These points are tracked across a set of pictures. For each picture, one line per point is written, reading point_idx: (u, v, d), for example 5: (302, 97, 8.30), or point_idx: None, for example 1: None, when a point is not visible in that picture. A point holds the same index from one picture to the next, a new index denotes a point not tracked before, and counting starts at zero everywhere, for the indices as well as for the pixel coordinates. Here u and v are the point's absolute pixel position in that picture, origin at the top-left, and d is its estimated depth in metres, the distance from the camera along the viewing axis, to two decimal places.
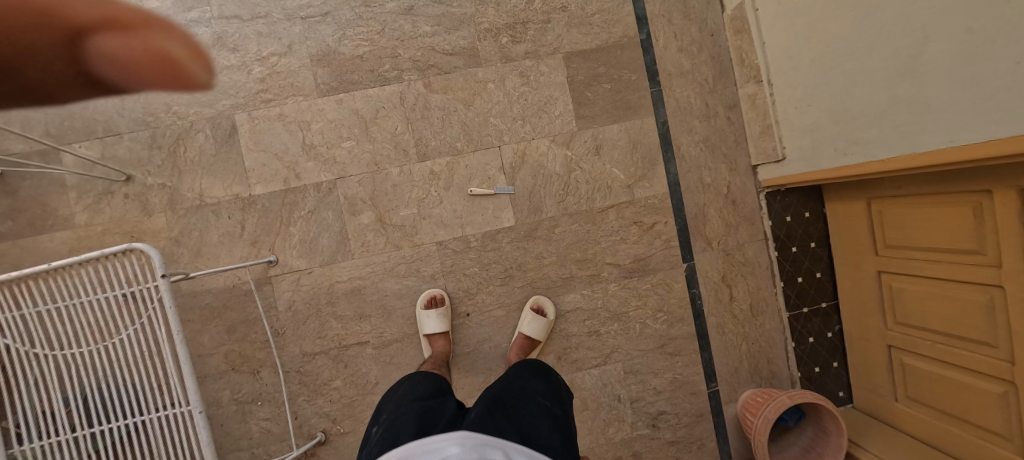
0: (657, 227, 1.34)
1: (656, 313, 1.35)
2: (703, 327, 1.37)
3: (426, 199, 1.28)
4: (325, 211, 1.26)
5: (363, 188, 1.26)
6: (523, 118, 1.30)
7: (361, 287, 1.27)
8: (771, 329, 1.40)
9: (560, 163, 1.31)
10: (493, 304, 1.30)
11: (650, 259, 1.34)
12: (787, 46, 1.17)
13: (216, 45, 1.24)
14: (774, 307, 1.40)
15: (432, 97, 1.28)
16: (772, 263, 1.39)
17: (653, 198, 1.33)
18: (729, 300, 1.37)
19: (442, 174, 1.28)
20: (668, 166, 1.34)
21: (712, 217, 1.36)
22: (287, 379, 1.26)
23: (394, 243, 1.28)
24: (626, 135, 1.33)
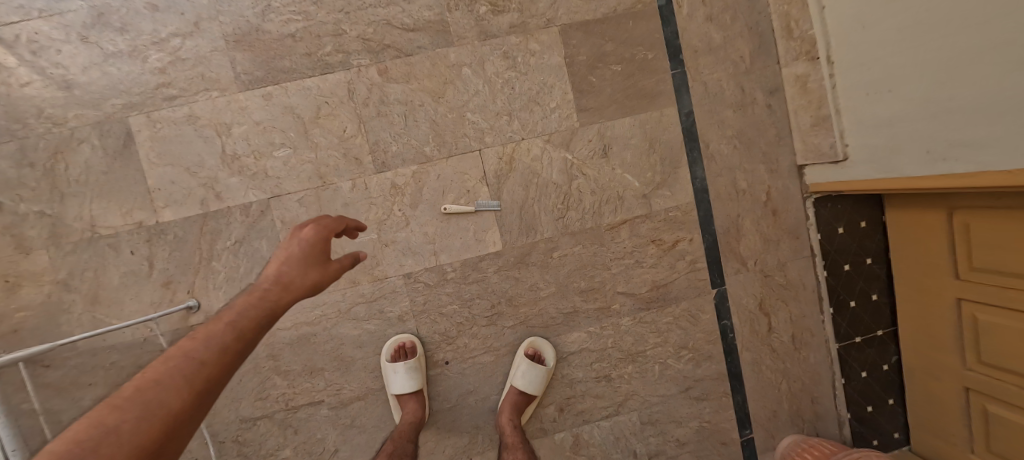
0: (680, 246, 1.07)
1: (680, 351, 1.10)
2: (736, 364, 1.12)
3: (388, 220, 1.00)
4: (257, 240, 0.98)
5: (305, 209, 0.98)
6: (510, 113, 1.01)
7: (310, 335, 1.00)
8: (816, 363, 1.16)
9: (559, 169, 1.03)
10: (479, 349, 1.04)
11: (671, 286, 1.08)
12: (858, 12, 0.88)
13: (97, 24, 0.93)
14: (820, 337, 1.15)
15: (390, 88, 0.98)
16: (820, 284, 1.13)
17: (675, 209, 1.06)
18: (767, 331, 1.13)
19: (408, 188, 1.00)
20: (694, 169, 1.06)
21: (748, 230, 1.09)
22: (221, 452, 1.01)
23: (349, 278, 1.00)
24: (642, 130, 1.04)
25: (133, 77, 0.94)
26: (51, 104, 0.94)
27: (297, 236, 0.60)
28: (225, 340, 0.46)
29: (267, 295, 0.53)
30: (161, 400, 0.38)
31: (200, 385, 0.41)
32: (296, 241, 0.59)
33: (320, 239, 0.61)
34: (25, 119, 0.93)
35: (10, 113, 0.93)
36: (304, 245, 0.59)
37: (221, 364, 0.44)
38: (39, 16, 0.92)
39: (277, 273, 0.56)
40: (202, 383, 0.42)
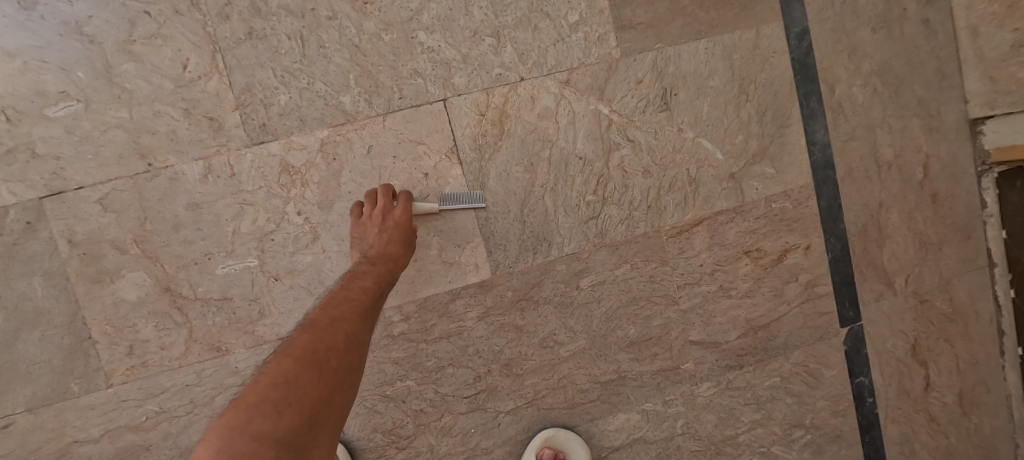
0: (790, 259, 0.64)
1: (791, 434, 0.66)
2: (876, 446, 0.69)
3: (281, 232, 0.54)
4: (20, 279, 0.51)
5: (115, 218, 0.52)
6: (497, 31, 0.56)
7: (141, 450, 0.54)
8: (993, 434, 0.73)
9: (586, 133, 0.58)
10: (456, 452, 0.59)
11: (777, 327, 0.64)
12: None
13: None
14: (999, 394, 0.73)
15: None
16: (999, 312, 0.71)
17: (781, 198, 0.63)
18: (923, 390, 0.70)
19: (314, 173, 0.54)
20: (812, 129, 0.63)
21: (896, 228, 0.66)
22: None
23: (211, 341, 0.54)
24: (727, 63, 0.60)
25: None
26: None
27: (387, 216, 0.51)
28: (357, 319, 0.40)
29: (379, 271, 0.47)
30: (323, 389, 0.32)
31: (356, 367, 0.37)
32: (387, 220, 0.50)
33: (405, 217, 0.52)
34: None
35: None
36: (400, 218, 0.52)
37: (370, 317, 0.42)
38: None
39: (379, 251, 0.48)
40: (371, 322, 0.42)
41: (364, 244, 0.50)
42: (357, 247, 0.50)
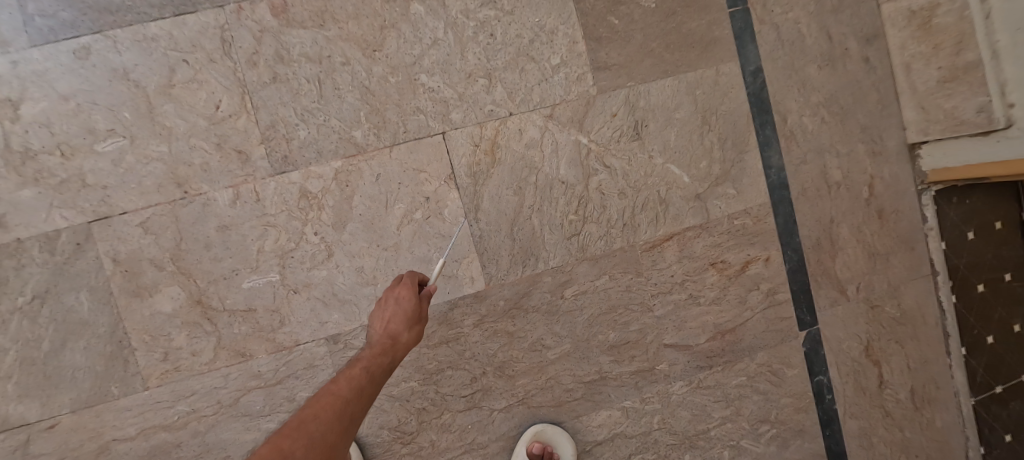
0: (752, 269, 0.71)
1: (759, 428, 0.73)
2: (838, 439, 0.76)
3: (299, 249, 0.61)
4: (69, 292, 0.58)
5: (153, 239, 0.59)
6: (489, 73, 0.64)
7: (170, 448, 0.60)
8: (945, 427, 0.80)
9: (567, 160, 0.66)
10: (454, 448, 0.65)
11: (742, 331, 0.71)
12: None
13: None
14: (948, 391, 0.80)
15: (291, 35, 0.60)
16: (944, 315, 0.79)
17: (743, 215, 0.71)
18: (878, 388, 0.77)
19: (328, 197, 0.62)
20: (768, 154, 0.71)
21: (847, 241, 0.74)
22: None
23: (235, 348, 0.61)
24: (691, 99, 0.69)
25: None
26: None
27: (395, 292, 0.48)
28: (332, 417, 0.37)
29: (375, 356, 0.44)
30: None
31: None
32: (391, 300, 0.48)
33: (410, 292, 0.48)
34: None
35: None
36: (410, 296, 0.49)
37: (344, 416, 0.38)
38: None
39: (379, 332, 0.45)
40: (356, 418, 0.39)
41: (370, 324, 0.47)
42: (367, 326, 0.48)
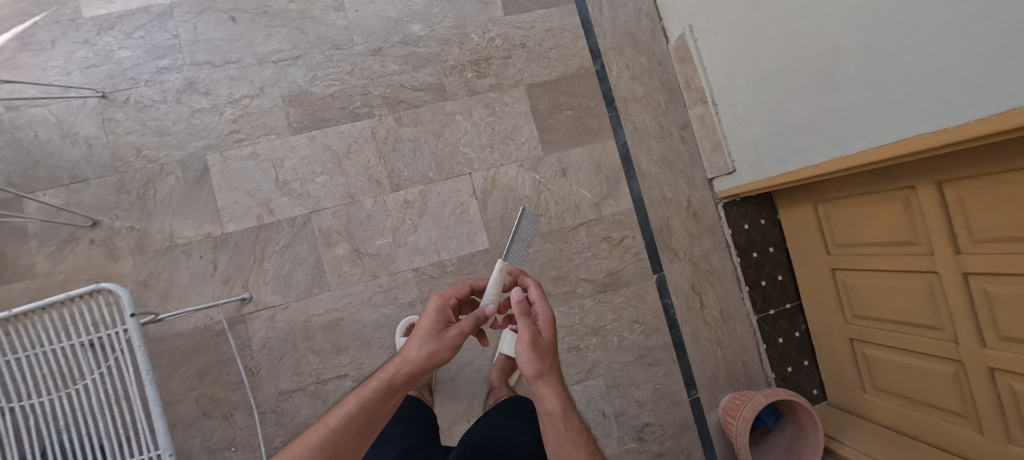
0: (625, 242, 1.40)
1: (633, 326, 1.39)
2: (679, 335, 1.41)
3: (401, 227, 1.31)
4: (299, 245, 1.27)
5: (337, 221, 1.28)
6: (492, 146, 1.36)
7: (339, 320, 1.27)
8: (743, 333, 1.45)
9: (529, 186, 1.37)
10: None
11: (621, 273, 1.39)
12: (725, 71, 1.30)
13: (187, 89, 1.26)
14: (743, 312, 1.46)
15: (402, 130, 1.33)
16: (736, 269, 1.46)
17: (619, 214, 1.40)
18: (700, 307, 1.43)
19: (416, 203, 1.32)
20: (631, 184, 1.42)
21: (676, 228, 1.43)
22: (263, 421, 1.22)
23: (371, 273, 1.29)
24: (590, 157, 1.40)
25: (211, 126, 1.26)
26: (147, 147, 1.24)
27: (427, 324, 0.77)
28: (378, 397, 0.72)
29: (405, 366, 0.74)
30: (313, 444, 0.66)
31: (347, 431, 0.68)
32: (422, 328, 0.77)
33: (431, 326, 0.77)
34: (127, 159, 1.23)
35: (116, 154, 1.23)
36: (439, 323, 0.78)
37: (384, 397, 0.72)
38: (144, 84, 1.25)
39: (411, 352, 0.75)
40: (372, 405, 0.70)
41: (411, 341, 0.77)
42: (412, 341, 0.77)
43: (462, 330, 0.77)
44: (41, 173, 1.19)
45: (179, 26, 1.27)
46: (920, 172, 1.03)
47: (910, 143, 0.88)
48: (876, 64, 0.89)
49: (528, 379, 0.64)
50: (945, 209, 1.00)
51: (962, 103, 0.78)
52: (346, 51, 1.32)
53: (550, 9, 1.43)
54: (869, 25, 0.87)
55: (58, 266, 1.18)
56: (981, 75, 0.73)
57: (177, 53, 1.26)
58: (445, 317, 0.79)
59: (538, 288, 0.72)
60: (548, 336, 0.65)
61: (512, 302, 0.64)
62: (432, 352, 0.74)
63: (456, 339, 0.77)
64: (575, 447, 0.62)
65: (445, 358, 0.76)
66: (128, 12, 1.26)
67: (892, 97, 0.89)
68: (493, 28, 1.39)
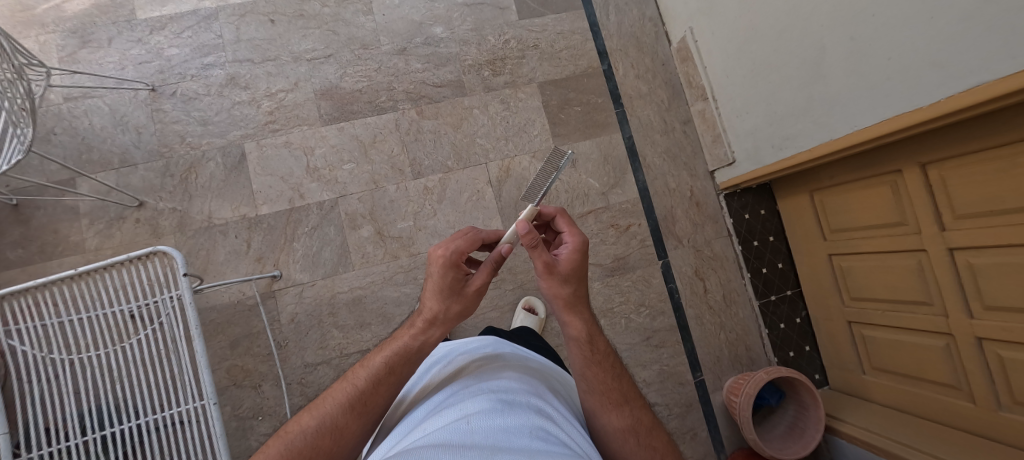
0: (632, 228, 1.49)
1: (638, 308, 1.46)
2: (683, 318, 1.48)
3: (422, 212, 1.40)
4: (326, 226, 1.36)
5: (362, 205, 1.38)
6: (506, 138, 1.46)
7: (362, 298, 1.35)
8: (745, 317, 1.52)
9: (541, 175, 1.46)
10: (487, 306, 1.42)
11: (628, 258, 1.48)
12: (724, 67, 1.42)
13: (229, 84, 1.38)
14: (745, 297, 1.53)
15: (424, 122, 1.43)
16: (738, 257, 1.54)
17: (626, 203, 1.49)
18: (704, 292, 1.50)
19: (435, 189, 1.41)
20: (637, 174, 1.51)
21: (680, 217, 1.52)
22: (289, 391, 1.29)
23: (392, 254, 1.37)
24: (598, 149, 1.50)
25: (249, 117, 1.37)
26: (191, 136, 1.35)
27: (441, 277, 0.63)
28: (402, 361, 0.64)
29: (427, 327, 0.65)
30: (336, 410, 0.60)
31: (371, 397, 0.62)
32: (437, 281, 0.63)
33: (446, 281, 0.63)
34: (172, 145, 1.34)
35: (162, 141, 1.34)
36: (461, 277, 0.63)
37: (409, 360, 0.65)
38: (190, 79, 1.37)
39: (430, 312, 0.64)
40: (400, 368, 0.64)
41: (427, 297, 0.64)
42: (428, 297, 0.65)
43: (480, 284, 0.65)
44: (95, 158, 1.31)
45: (223, 28, 1.39)
46: (903, 155, 1.11)
47: (890, 121, 0.99)
48: (858, 53, 1.01)
49: (555, 305, 0.67)
50: (927, 187, 1.08)
51: (935, 81, 0.89)
52: (373, 50, 1.44)
53: (561, 14, 1.55)
54: (852, 19, 1.00)
55: (106, 242, 1.28)
56: (949, 56, 0.85)
57: (221, 51, 1.39)
58: (465, 270, 0.64)
59: (566, 220, 0.69)
60: (570, 264, 0.65)
61: (522, 235, 0.61)
62: (462, 308, 0.65)
63: (479, 289, 0.65)
64: (602, 368, 0.66)
65: (470, 310, 0.67)
66: (178, 14, 1.38)
67: (873, 81, 1.01)
68: (508, 31, 1.51)
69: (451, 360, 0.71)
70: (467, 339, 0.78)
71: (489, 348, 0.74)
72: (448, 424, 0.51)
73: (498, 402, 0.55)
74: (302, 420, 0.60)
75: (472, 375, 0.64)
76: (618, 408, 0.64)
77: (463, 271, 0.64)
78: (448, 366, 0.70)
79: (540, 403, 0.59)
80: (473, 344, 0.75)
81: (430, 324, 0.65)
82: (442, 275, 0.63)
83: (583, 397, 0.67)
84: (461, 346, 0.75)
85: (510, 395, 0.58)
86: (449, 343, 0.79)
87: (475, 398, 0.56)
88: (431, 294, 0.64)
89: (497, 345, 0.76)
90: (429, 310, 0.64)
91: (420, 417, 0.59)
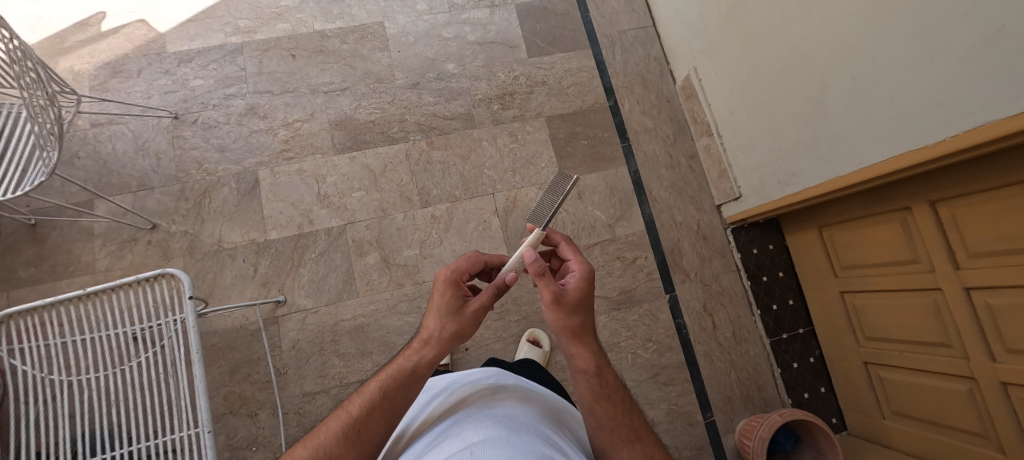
0: (638, 261, 1.48)
1: (645, 343, 1.43)
2: (692, 355, 1.44)
3: (428, 240, 1.41)
4: (333, 253, 1.37)
5: (370, 232, 1.39)
6: (514, 170, 1.49)
7: (365, 325, 1.34)
8: (757, 355, 1.47)
9: (548, 206, 1.47)
10: (491, 338, 1.40)
11: (634, 292, 1.46)
12: (728, 105, 1.45)
13: (248, 113, 1.43)
14: (756, 334, 1.49)
15: (433, 153, 1.47)
16: (747, 292, 1.51)
17: (632, 235, 1.49)
18: (713, 328, 1.47)
19: (442, 218, 1.43)
20: (643, 207, 1.52)
21: (687, 250, 1.51)
22: (285, 422, 1.26)
23: (397, 281, 1.37)
24: (604, 182, 1.52)
25: (265, 145, 1.42)
26: (208, 162, 1.39)
27: (442, 295, 0.68)
28: (398, 385, 0.63)
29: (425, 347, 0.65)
30: (330, 439, 0.59)
31: (366, 425, 0.60)
32: (438, 300, 0.68)
33: (445, 298, 0.68)
34: (189, 171, 1.38)
35: (180, 166, 1.38)
36: (459, 297, 0.68)
37: (406, 384, 0.63)
38: (212, 108, 1.42)
39: (428, 331, 0.66)
40: (394, 392, 0.62)
41: (427, 317, 0.68)
42: (428, 318, 0.68)
43: (482, 305, 0.68)
44: (114, 181, 1.35)
45: (247, 61, 1.46)
46: (912, 192, 1.10)
47: (898, 159, 0.99)
48: (860, 92, 1.04)
49: (561, 336, 0.67)
50: (939, 225, 1.06)
51: (938, 120, 0.90)
52: (388, 84, 1.50)
53: (568, 53, 1.62)
54: (853, 60, 1.03)
55: (116, 263, 1.30)
56: (951, 95, 0.86)
57: (243, 83, 1.45)
58: (463, 289, 0.69)
59: (571, 247, 0.73)
60: (577, 292, 0.67)
61: (529, 264, 0.63)
62: (456, 328, 0.66)
63: (475, 313, 0.68)
64: (611, 402, 0.64)
65: (468, 333, 0.68)
66: (205, 48, 1.46)
67: (876, 119, 1.02)
68: (517, 68, 1.57)
69: (453, 391, 0.70)
70: (469, 370, 0.76)
71: (491, 379, 0.72)
72: (452, 454, 0.49)
73: (502, 430, 0.53)
74: (296, 452, 0.59)
75: (473, 406, 0.63)
76: (629, 446, 0.62)
77: (462, 292, 0.69)
78: (449, 397, 0.69)
79: (545, 432, 0.57)
80: (474, 375, 0.73)
81: (428, 344, 0.66)
82: (443, 293, 0.69)
83: (592, 433, 0.65)
84: (461, 377, 0.73)
85: (513, 424, 0.56)
86: (449, 375, 0.77)
87: (478, 426, 0.54)
88: (431, 313, 0.68)
89: (500, 376, 0.74)
90: (428, 329, 0.67)
91: (421, 449, 0.57)
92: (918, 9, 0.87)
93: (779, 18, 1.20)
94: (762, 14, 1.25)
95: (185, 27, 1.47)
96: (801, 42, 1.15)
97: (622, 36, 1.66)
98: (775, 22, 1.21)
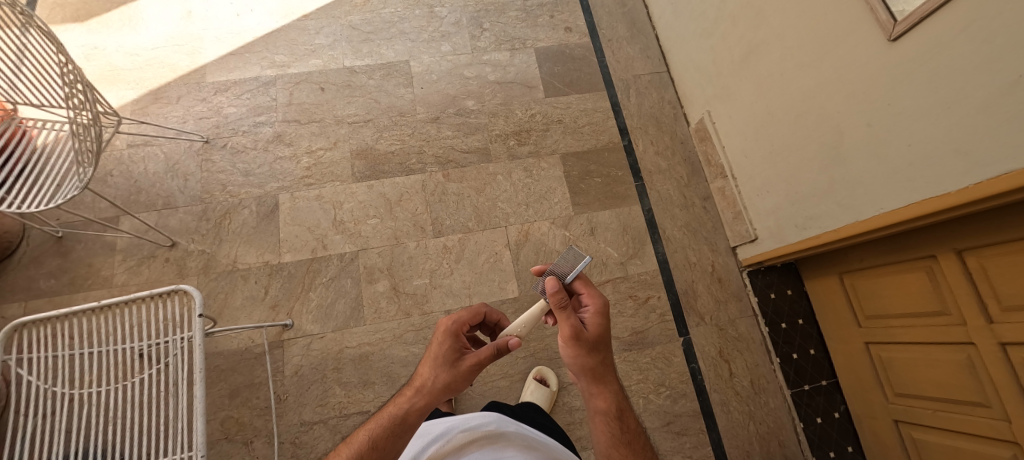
0: (651, 301, 1.45)
1: (658, 388, 1.37)
2: (707, 403, 1.37)
3: (438, 270, 1.40)
4: (344, 278, 1.38)
5: (382, 259, 1.40)
6: (527, 204, 1.50)
7: (370, 354, 1.31)
8: (777, 408, 1.39)
9: (559, 241, 1.47)
10: (496, 374, 1.35)
11: (647, 333, 1.42)
12: (742, 147, 1.46)
13: (275, 140, 1.50)
14: (775, 384, 1.41)
15: (449, 185, 1.50)
16: (765, 339, 1.45)
17: (645, 274, 1.47)
18: (729, 376, 1.40)
19: (454, 248, 1.43)
20: (657, 247, 1.51)
21: (701, 292, 1.48)
22: (281, 452, 1.21)
23: (405, 310, 1.36)
24: (617, 220, 1.52)
25: (288, 171, 1.47)
26: (233, 185, 1.44)
27: (439, 345, 0.68)
28: (386, 435, 0.61)
29: (419, 396, 0.64)
30: None
31: None
32: (436, 350, 0.67)
33: (442, 349, 0.67)
34: (213, 192, 1.43)
35: (205, 188, 1.43)
36: (456, 348, 0.67)
37: (395, 432, 0.62)
38: (241, 134, 1.49)
39: (423, 381, 0.65)
40: (384, 443, 0.61)
41: (421, 368, 0.67)
42: (424, 367, 0.67)
43: (480, 360, 0.66)
44: (142, 199, 1.40)
45: (279, 92, 1.55)
46: (938, 240, 1.07)
47: (920, 205, 0.97)
48: (877, 138, 1.03)
49: (584, 377, 0.68)
50: (969, 276, 1.02)
51: (960, 168, 0.88)
52: (409, 118, 1.56)
53: (585, 94, 1.67)
54: (868, 106, 1.04)
55: (133, 279, 1.32)
56: (971, 144, 0.85)
57: (273, 113, 1.53)
58: (461, 342, 0.69)
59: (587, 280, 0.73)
60: (595, 330, 0.67)
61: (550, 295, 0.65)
62: (451, 380, 0.65)
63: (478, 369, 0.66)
64: (629, 450, 0.64)
65: (462, 387, 0.66)
66: (242, 79, 1.55)
67: (895, 165, 1.01)
68: (534, 107, 1.63)
69: (450, 438, 0.68)
70: (470, 414, 0.74)
71: (492, 425, 0.69)
72: None
73: None
74: None
75: None
76: None
77: (461, 345, 0.69)
78: (446, 446, 0.67)
79: None
80: (474, 420, 0.71)
81: (422, 395, 0.64)
82: (441, 346, 0.68)
83: None
84: (462, 422, 0.71)
85: None
86: (447, 414, 0.76)
87: None
88: (427, 364, 0.67)
89: (501, 422, 0.71)
90: (423, 379, 0.65)
91: None
92: (934, 59, 0.89)
93: (792, 67, 1.23)
94: (775, 62, 1.28)
95: (225, 60, 1.57)
96: (816, 90, 1.17)
97: (637, 80, 1.72)
98: (789, 71, 1.24)
